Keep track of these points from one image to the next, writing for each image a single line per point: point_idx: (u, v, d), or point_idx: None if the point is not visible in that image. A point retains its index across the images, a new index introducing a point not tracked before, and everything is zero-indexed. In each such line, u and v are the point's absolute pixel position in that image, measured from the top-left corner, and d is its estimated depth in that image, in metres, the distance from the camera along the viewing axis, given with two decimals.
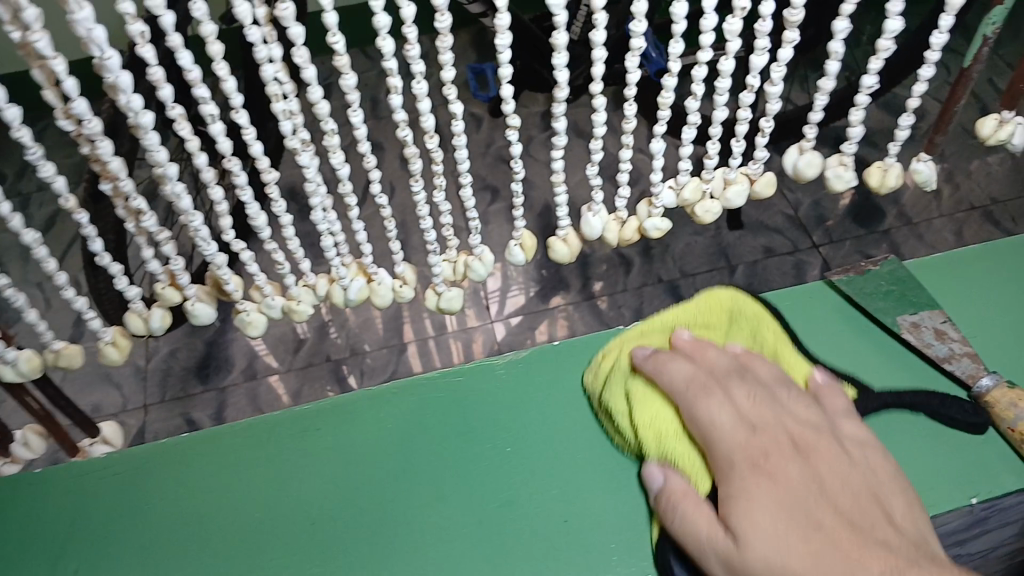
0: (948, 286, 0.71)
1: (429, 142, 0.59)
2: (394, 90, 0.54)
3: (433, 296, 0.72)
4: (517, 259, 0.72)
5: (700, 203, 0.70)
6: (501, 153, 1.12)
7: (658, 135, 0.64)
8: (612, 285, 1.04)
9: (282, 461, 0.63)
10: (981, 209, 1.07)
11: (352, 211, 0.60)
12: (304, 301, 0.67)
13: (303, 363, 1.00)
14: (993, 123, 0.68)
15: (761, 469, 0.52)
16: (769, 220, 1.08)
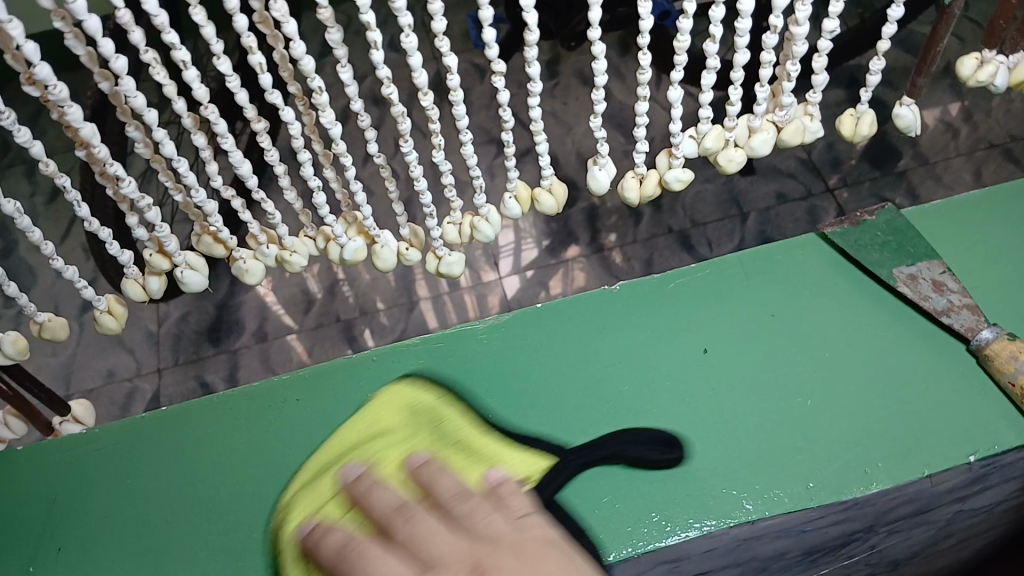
0: (953, 233, 0.69)
1: (423, 101, 0.57)
2: (374, 45, 0.52)
3: (433, 260, 0.70)
4: (513, 211, 0.70)
5: (723, 151, 0.67)
6: (506, 105, 1.09)
7: (675, 84, 0.61)
8: (622, 237, 1.02)
9: (268, 433, 0.62)
10: (1000, 146, 1.04)
11: (348, 170, 0.59)
12: (299, 253, 0.65)
13: (313, 324, 1.00)
14: (973, 63, 0.66)
15: None
16: (782, 164, 1.05)
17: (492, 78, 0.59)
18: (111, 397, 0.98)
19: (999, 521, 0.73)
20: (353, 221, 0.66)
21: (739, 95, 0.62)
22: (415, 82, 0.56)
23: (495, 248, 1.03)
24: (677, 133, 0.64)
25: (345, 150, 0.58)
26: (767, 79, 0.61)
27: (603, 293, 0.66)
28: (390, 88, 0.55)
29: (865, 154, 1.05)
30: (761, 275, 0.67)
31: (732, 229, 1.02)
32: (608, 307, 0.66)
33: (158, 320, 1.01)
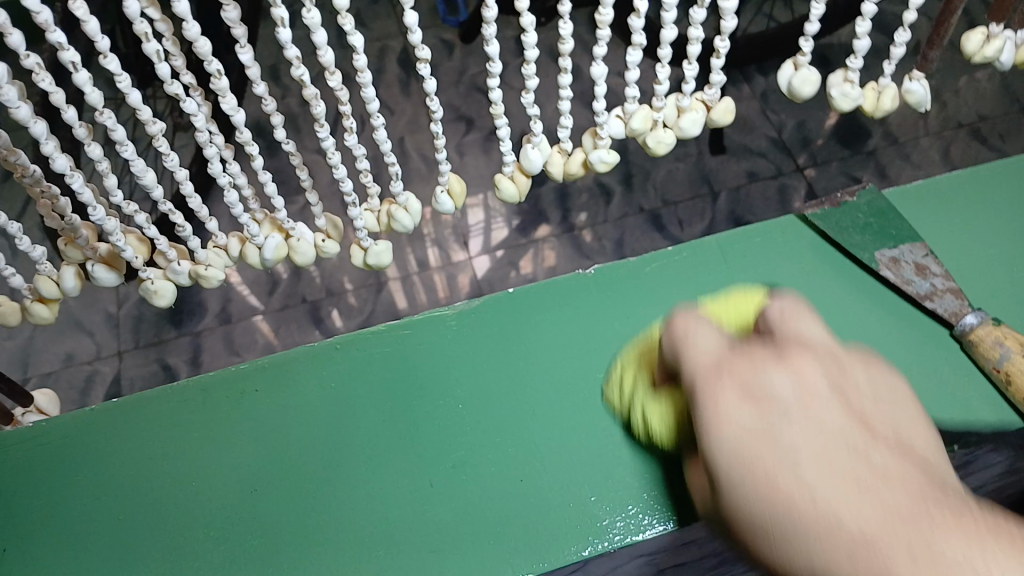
0: (926, 217, 0.69)
1: (330, 80, 0.55)
2: (280, 23, 0.51)
3: (360, 252, 0.67)
4: (445, 207, 0.67)
5: (653, 132, 0.66)
6: (475, 81, 1.07)
7: (597, 59, 0.60)
8: (593, 216, 1.01)
9: (220, 427, 0.61)
10: (968, 126, 1.04)
11: (256, 161, 0.57)
12: (212, 266, 0.63)
13: (279, 305, 0.97)
14: (979, 38, 0.64)
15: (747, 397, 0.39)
16: (752, 143, 1.04)
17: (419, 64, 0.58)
18: (70, 381, 0.95)
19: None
20: (267, 217, 0.63)
21: (666, 73, 0.61)
22: (322, 60, 0.54)
23: (465, 227, 1.01)
24: (602, 112, 0.62)
25: (252, 141, 0.56)
26: (695, 56, 0.60)
27: (577, 278, 0.65)
28: (298, 67, 0.54)
29: (834, 132, 1.05)
30: (739, 259, 0.67)
31: (702, 208, 1.01)
32: (581, 291, 0.65)
33: (118, 302, 0.98)
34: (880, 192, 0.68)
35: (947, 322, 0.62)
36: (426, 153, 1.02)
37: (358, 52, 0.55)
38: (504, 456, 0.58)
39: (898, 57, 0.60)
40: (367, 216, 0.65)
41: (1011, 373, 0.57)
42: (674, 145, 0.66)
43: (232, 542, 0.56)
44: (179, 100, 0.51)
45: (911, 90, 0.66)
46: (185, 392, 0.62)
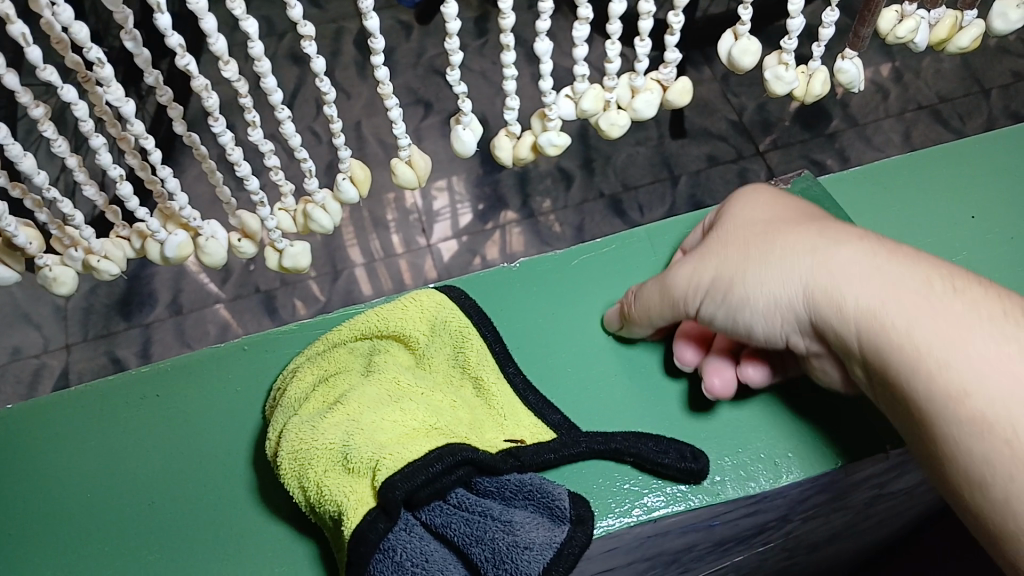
0: (862, 207, 0.69)
1: (224, 70, 0.47)
2: (157, 7, 0.43)
3: (273, 254, 0.62)
4: (348, 196, 0.58)
5: (605, 113, 0.60)
6: (433, 63, 1.04)
7: (542, 34, 0.54)
8: (555, 202, 0.99)
9: (129, 429, 0.59)
10: (929, 108, 1.04)
11: (155, 155, 0.50)
12: (108, 258, 0.56)
13: (233, 293, 0.95)
14: (892, 17, 0.59)
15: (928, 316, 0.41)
16: (713, 126, 1.03)
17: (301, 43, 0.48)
18: (17, 376, 0.91)
19: (922, 499, 0.73)
20: (172, 214, 0.57)
21: (616, 50, 0.55)
22: (213, 49, 0.46)
23: (427, 213, 0.99)
24: (549, 92, 0.56)
25: (148, 135, 0.50)
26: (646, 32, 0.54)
27: (504, 272, 0.65)
28: (184, 56, 0.46)
29: (797, 115, 1.04)
30: (667, 250, 0.66)
31: (663, 193, 1.00)
32: (507, 286, 0.64)
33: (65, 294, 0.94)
34: (814, 180, 0.69)
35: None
36: (383, 137, 1.00)
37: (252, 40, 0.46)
38: None
39: (824, 41, 0.55)
40: (281, 215, 0.59)
41: None
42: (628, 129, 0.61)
43: (128, 547, 0.55)
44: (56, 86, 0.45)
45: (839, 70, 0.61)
46: (92, 397, 0.60)
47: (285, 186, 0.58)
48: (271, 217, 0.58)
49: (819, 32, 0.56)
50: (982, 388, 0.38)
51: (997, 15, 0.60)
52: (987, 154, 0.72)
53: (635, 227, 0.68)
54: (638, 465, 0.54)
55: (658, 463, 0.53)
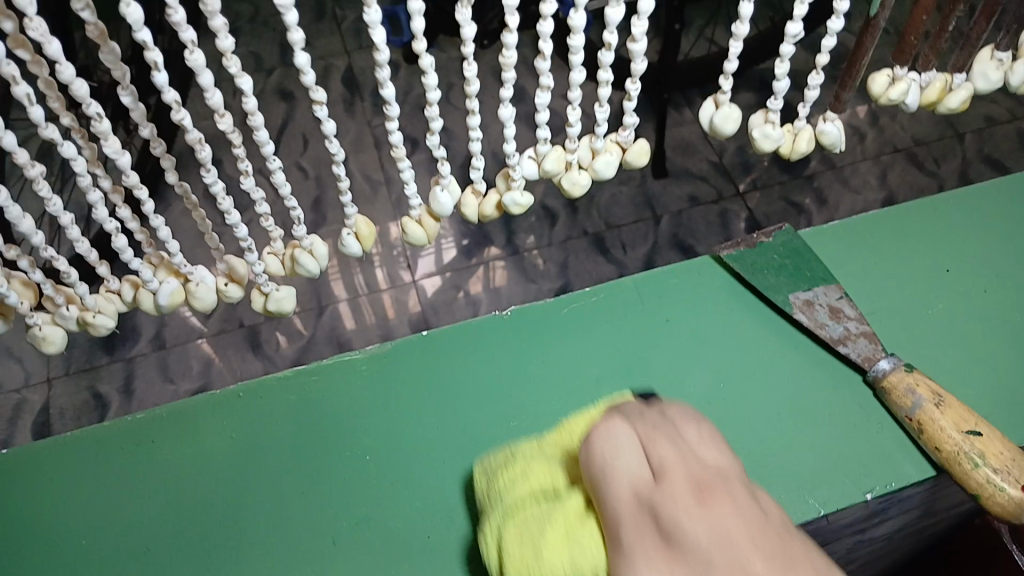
0: (841, 257, 0.71)
1: (221, 122, 0.53)
2: (155, 66, 0.48)
3: (261, 297, 0.68)
4: (351, 249, 0.67)
5: (567, 173, 0.66)
6: (421, 101, 1.06)
7: (506, 100, 0.60)
8: (539, 239, 1.01)
9: (117, 479, 0.61)
10: (905, 151, 1.06)
11: (148, 206, 0.55)
12: (100, 313, 0.62)
13: (216, 328, 0.94)
14: (884, 80, 0.65)
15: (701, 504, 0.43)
16: (693, 167, 1.05)
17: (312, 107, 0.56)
18: None
19: (905, 543, 0.74)
20: (162, 263, 0.62)
21: (577, 115, 0.60)
22: (209, 102, 0.52)
23: (411, 249, 0.99)
24: (512, 154, 0.62)
25: (141, 186, 0.54)
26: (605, 98, 0.59)
27: (493, 319, 0.68)
28: (179, 110, 0.51)
29: (776, 157, 1.06)
30: (653, 300, 0.69)
31: (646, 232, 1.02)
32: (495, 332, 0.67)
33: None
34: (793, 232, 0.71)
35: (860, 366, 0.64)
36: (370, 175, 1.00)
37: (246, 94, 0.53)
38: (415, 504, 0.60)
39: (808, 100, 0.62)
40: (271, 260, 0.65)
41: (923, 422, 0.59)
42: (590, 186, 0.67)
43: None
44: (58, 144, 0.49)
45: (824, 131, 0.68)
46: (83, 445, 0.62)
47: (274, 233, 0.63)
48: (259, 263, 0.63)
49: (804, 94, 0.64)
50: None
51: (978, 76, 0.66)
52: (961, 208, 0.74)
53: (620, 278, 0.70)
54: None
55: None
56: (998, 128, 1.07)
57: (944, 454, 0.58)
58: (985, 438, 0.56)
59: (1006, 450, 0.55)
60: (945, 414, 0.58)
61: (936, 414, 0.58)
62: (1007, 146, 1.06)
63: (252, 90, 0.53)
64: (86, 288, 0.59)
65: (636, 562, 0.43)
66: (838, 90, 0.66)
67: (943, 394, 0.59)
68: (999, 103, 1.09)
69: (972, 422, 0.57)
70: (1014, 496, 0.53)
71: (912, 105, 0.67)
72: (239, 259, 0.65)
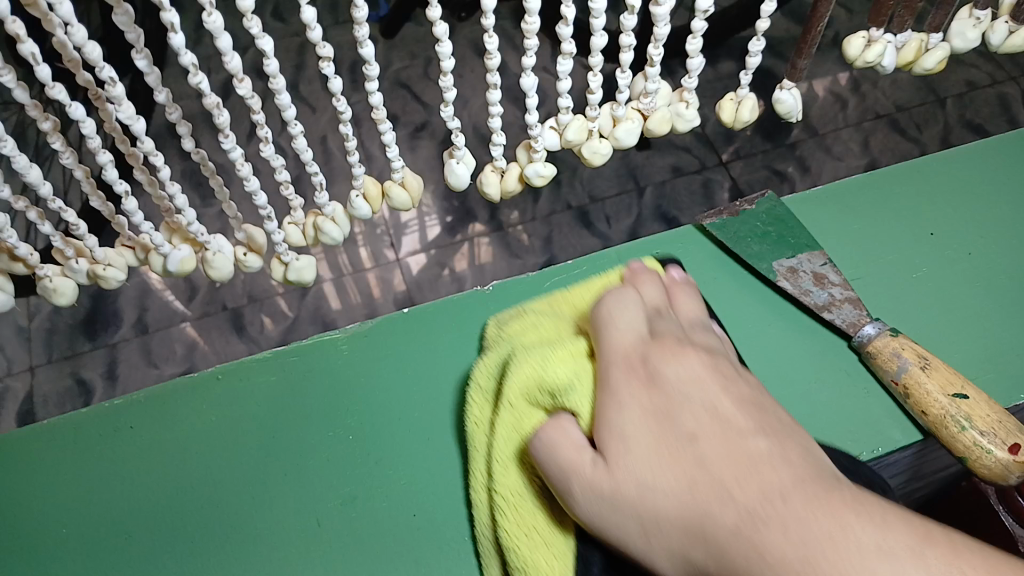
0: (823, 224, 0.71)
1: (239, 88, 0.53)
2: (172, 28, 0.47)
3: (280, 267, 0.67)
4: (361, 211, 0.65)
5: (587, 142, 0.65)
6: (400, 77, 1.05)
7: (528, 69, 0.58)
8: (523, 214, 1.00)
9: (101, 463, 0.61)
10: (886, 117, 1.06)
11: (162, 171, 0.54)
12: (113, 268, 0.60)
13: (199, 312, 0.94)
14: (860, 42, 0.64)
15: (637, 373, 0.48)
16: (676, 138, 1.05)
17: (320, 63, 0.55)
18: None
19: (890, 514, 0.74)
20: (179, 228, 0.61)
21: (598, 82, 0.60)
22: (227, 67, 0.51)
23: (394, 227, 0.99)
24: (535, 125, 0.61)
25: (157, 152, 0.53)
26: (627, 63, 0.59)
27: (477, 295, 0.67)
28: (196, 74, 0.50)
29: (758, 125, 1.05)
30: None
31: (629, 204, 1.01)
32: (478, 307, 0.67)
33: (28, 315, 0.92)
34: (778, 200, 0.70)
35: (845, 332, 0.64)
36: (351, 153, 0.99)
37: (268, 58, 0.52)
38: (404, 484, 0.60)
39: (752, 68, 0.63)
40: (292, 229, 0.64)
41: (909, 385, 0.59)
42: (611, 156, 0.66)
43: None
44: (67, 105, 0.48)
45: (780, 101, 0.69)
46: (64, 431, 0.62)
47: (296, 202, 0.62)
48: (280, 233, 0.62)
49: (747, 61, 0.65)
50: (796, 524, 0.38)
51: (956, 35, 0.66)
52: (944, 173, 0.74)
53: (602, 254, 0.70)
54: None
55: None
56: (979, 92, 1.07)
57: (930, 417, 0.58)
58: (972, 401, 0.56)
59: (992, 412, 0.55)
60: (931, 378, 0.58)
61: (923, 377, 0.58)
62: (987, 110, 1.06)
63: (274, 54, 0.52)
64: (96, 243, 0.58)
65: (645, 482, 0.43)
66: (794, 59, 0.66)
67: (929, 357, 0.59)
68: (980, 66, 1.08)
69: (958, 385, 0.57)
70: (1001, 459, 0.53)
71: (888, 68, 0.66)
72: (259, 229, 0.64)
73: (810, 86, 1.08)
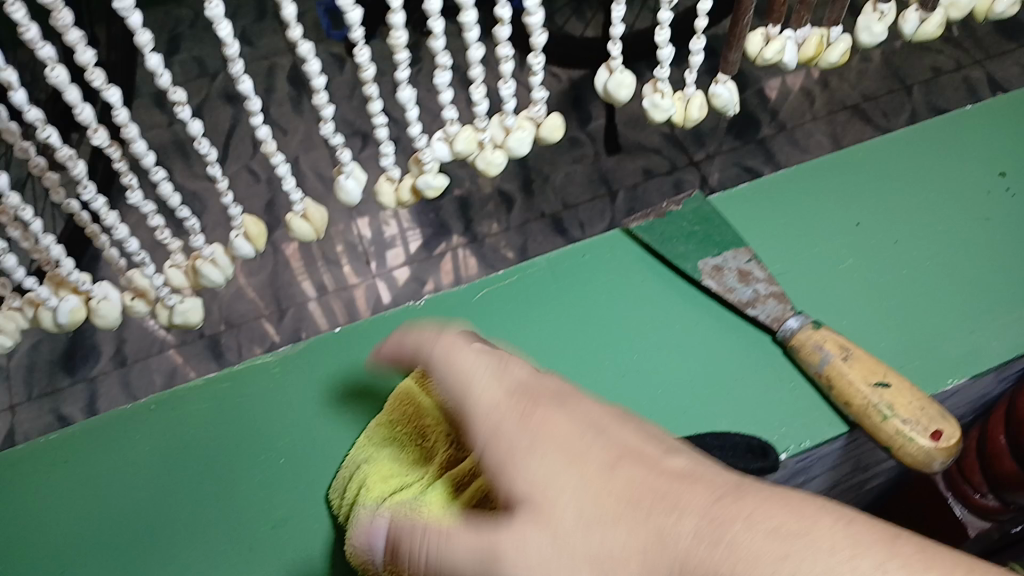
0: (752, 220, 0.72)
1: (94, 137, 0.51)
2: (8, 85, 0.47)
3: (164, 312, 0.66)
4: (242, 250, 0.63)
5: (480, 154, 0.65)
6: (368, 94, 1.05)
7: (404, 82, 0.59)
8: (499, 224, 1.00)
9: (34, 501, 0.60)
10: (854, 108, 1.07)
11: (30, 225, 0.54)
12: (5, 326, 0.60)
13: (178, 340, 0.93)
14: (759, 40, 0.66)
15: (533, 418, 0.42)
16: (646, 140, 1.05)
17: (175, 108, 0.52)
18: None
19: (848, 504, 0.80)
20: (62, 279, 0.61)
21: (479, 93, 0.60)
22: (79, 117, 0.50)
23: (370, 244, 0.99)
24: (416, 137, 0.61)
25: (24, 205, 0.53)
26: (508, 73, 0.59)
27: (406, 309, 0.68)
28: (44, 128, 0.50)
29: (728, 124, 1.06)
30: (568, 278, 0.69)
31: (603, 208, 1.01)
32: (408, 320, 0.67)
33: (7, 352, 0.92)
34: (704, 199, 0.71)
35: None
36: (323, 174, 0.99)
37: (116, 108, 0.51)
38: None
39: (695, 64, 0.63)
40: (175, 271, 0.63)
41: (832, 376, 0.59)
42: (505, 165, 0.66)
43: None
44: None
45: (716, 95, 0.68)
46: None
47: (172, 244, 0.61)
48: (157, 274, 0.61)
49: (690, 59, 0.64)
50: (752, 526, 0.34)
51: (862, 29, 0.67)
52: (882, 153, 0.76)
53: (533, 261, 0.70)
54: None
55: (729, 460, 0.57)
56: (945, 77, 1.08)
57: (855, 408, 0.58)
58: (893, 389, 0.57)
59: (914, 399, 0.56)
60: (852, 368, 0.59)
61: (844, 367, 0.59)
62: (955, 95, 1.06)
63: (125, 103, 0.51)
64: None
65: (585, 543, 0.38)
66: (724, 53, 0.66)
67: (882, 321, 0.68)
68: (946, 52, 1.09)
69: (879, 373, 0.58)
70: (924, 446, 0.54)
71: (791, 64, 0.67)
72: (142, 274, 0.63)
73: (780, 83, 1.08)
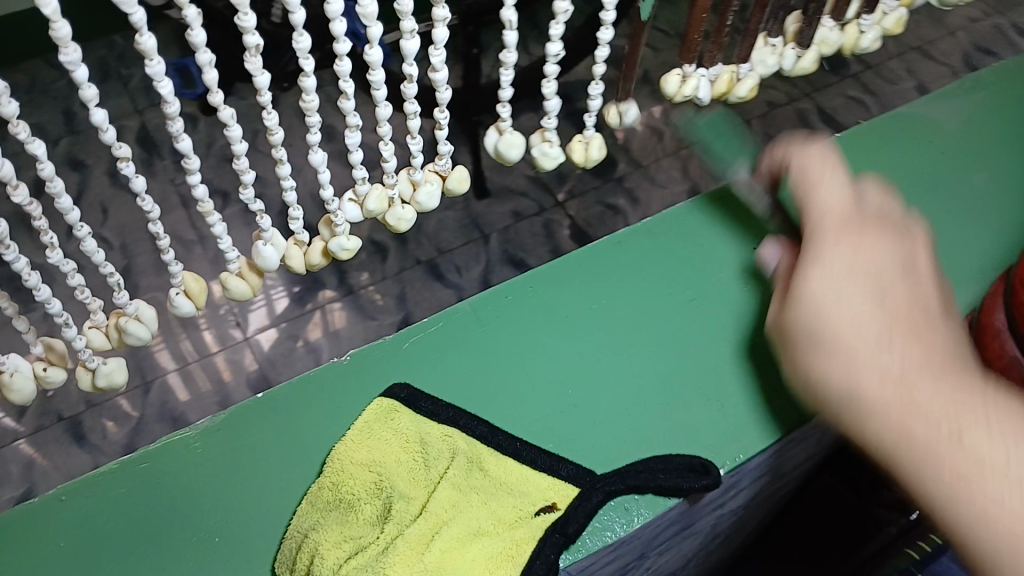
0: (686, 236, 0.75)
1: (14, 196, 0.52)
2: None
3: (87, 375, 0.66)
4: (182, 309, 0.67)
5: (391, 210, 0.67)
6: (226, 152, 1.02)
7: (316, 145, 0.60)
8: (373, 275, 0.99)
9: None
10: (701, 143, 1.13)
11: None
12: None
13: (32, 427, 0.86)
14: (677, 81, 0.77)
15: (871, 378, 0.43)
16: (512, 184, 1.07)
17: (118, 164, 0.54)
18: None
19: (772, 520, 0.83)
20: None
21: (391, 150, 0.61)
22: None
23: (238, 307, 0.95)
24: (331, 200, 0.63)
25: None
26: (417, 130, 0.60)
27: (334, 365, 0.65)
28: None
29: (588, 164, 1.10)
30: (496, 324, 0.68)
31: (476, 252, 1.02)
32: (327, 381, 0.64)
33: None
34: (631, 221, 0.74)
35: None
36: (181, 235, 0.94)
37: (40, 161, 0.51)
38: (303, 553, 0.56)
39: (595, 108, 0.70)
40: (95, 332, 0.64)
41: None
42: (415, 220, 0.68)
43: None
44: None
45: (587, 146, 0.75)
46: None
47: (93, 305, 0.63)
48: (81, 336, 0.63)
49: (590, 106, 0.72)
50: (976, 433, 0.38)
51: (758, 64, 0.81)
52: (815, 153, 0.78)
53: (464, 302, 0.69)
54: (659, 491, 0.57)
55: (678, 485, 0.57)
56: (778, 110, 1.16)
57: None
58: None
59: None
60: None
61: None
62: (790, 126, 1.15)
63: (48, 157, 0.51)
64: None
65: (902, 373, 0.43)
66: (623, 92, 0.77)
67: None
68: (777, 88, 1.18)
69: None
70: None
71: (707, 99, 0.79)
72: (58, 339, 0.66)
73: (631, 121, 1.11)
